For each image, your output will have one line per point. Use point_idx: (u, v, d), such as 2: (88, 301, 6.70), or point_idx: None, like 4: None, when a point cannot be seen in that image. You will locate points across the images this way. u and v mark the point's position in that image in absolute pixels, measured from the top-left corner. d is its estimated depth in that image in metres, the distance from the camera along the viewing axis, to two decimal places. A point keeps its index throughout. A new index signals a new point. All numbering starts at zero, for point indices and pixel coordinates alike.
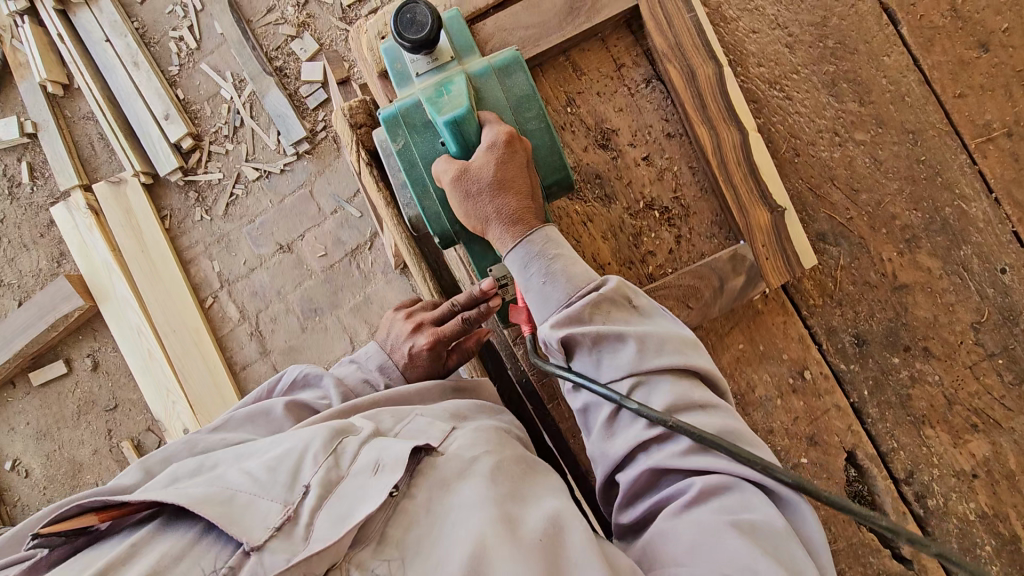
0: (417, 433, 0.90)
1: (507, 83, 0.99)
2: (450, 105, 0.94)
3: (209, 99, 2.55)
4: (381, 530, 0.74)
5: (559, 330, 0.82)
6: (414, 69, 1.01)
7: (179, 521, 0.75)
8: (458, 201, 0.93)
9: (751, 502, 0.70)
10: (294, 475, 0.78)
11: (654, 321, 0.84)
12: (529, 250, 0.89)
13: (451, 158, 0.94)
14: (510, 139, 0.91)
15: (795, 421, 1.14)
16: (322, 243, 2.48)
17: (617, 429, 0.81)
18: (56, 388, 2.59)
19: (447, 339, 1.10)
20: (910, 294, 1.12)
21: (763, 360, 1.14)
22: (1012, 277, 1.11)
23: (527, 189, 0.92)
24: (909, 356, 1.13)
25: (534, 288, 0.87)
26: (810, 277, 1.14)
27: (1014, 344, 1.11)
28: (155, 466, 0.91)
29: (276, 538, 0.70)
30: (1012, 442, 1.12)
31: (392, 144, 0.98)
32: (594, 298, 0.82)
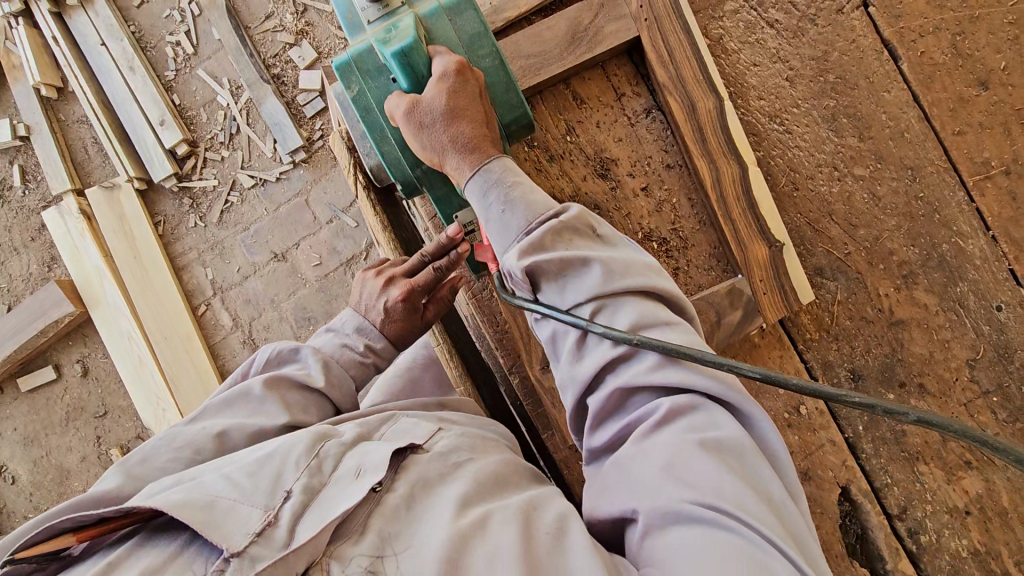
0: (403, 434, 0.88)
1: (457, 21, 0.98)
2: (398, 38, 0.93)
3: (205, 104, 2.53)
4: (363, 522, 0.71)
5: (523, 259, 0.79)
6: (365, 17, 0.99)
7: (158, 538, 0.73)
8: (412, 134, 0.92)
9: (720, 419, 0.68)
10: (276, 480, 0.75)
11: (617, 249, 0.81)
12: (487, 178, 0.88)
13: (403, 93, 0.94)
14: (460, 68, 0.92)
15: (790, 454, 1.14)
16: (317, 252, 2.48)
17: (586, 352, 0.77)
18: (45, 393, 2.57)
19: (422, 287, 1.08)
20: (906, 330, 1.12)
21: (760, 393, 1.13)
22: (1008, 314, 1.11)
23: (481, 117, 0.92)
24: (905, 392, 1.12)
25: (493, 218, 0.86)
26: (807, 311, 1.14)
27: (1009, 382, 1.11)
28: (134, 468, 0.85)
29: (257, 544, 0.67)
30: (1006, 479, 1.12)
31: (346, 90, 1.00)
32: (555, 225, 0.80)
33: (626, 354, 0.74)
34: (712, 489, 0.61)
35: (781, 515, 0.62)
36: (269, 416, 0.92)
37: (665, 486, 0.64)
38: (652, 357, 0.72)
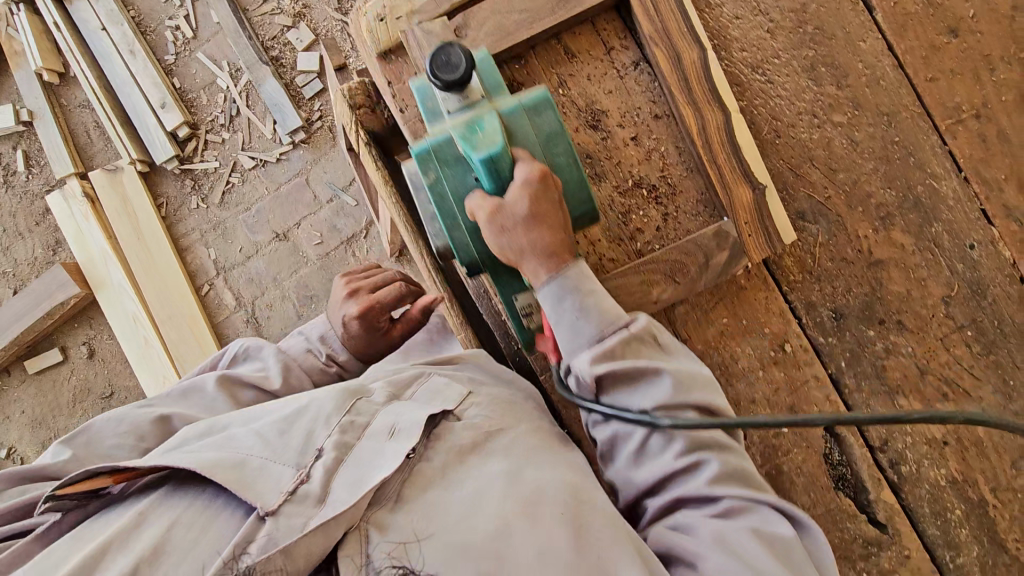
0: (432, 396, 1.03)
1: (537, 120, 1.01)
2: (484, 142, 0.95)
3: (205, 87, 2.67)
4: (396, 490, 0.87)
5: (596, 368, 0.95)
6: (446, 107, 1.02)
7: (181, 490, 0.88)
8: (492, 236, 0.97)
9: (773, 514, 0.88)
10: (304, 442, 0.92)
11: (675, 358, 1.00)
12: (564, 284, 0.98)
13: (485, 194, 0.98)
14: (543, 175, 0.96)
15: (776, 391, 1.19)
16: (318, 231, 2.62)
17: (644, 459, 0.96)
18: (51, 375, 2.73)
19: (376, 308, 1.29)
20: (885, 270, 1.18)
21: (746, 333, 1.19)
22: (980, 253, 1.17)
23: (561, 225, 0.99)
24: (884, 328, 1.18)
25: (566, 320, 0.98)
26: (790, 253, 1.19)
27: (982, 317, 1.17)
28: (79, 446, 1.03)
29: (290, 503, 0.82)
30: (981, 410, 1.18)
31: (424, 178, 1.00)
32: (625, 336, 0.97)
33: (688, 466, 0.92)
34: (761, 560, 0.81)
35: None
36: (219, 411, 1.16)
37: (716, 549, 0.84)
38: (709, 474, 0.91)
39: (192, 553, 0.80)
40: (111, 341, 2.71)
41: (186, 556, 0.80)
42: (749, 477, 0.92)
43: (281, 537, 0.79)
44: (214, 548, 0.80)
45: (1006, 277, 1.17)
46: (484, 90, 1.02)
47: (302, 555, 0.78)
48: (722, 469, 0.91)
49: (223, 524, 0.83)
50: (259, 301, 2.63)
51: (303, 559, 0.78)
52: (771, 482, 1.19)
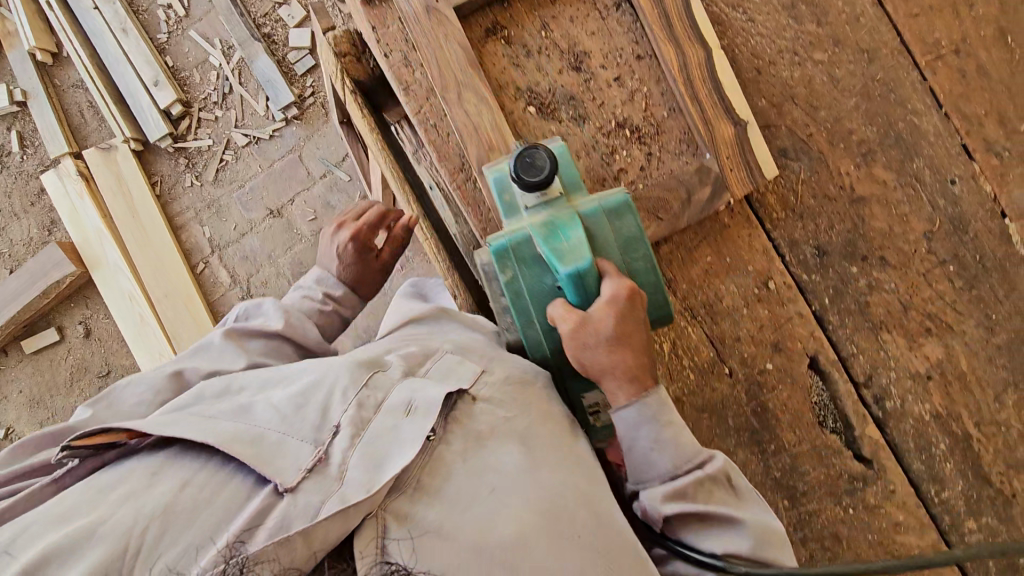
0: (446, 374, 1.02)
1: (617, 223, 1.04)
2: (571, 255, 0.98)
3: (198, 65, 2.68)
4: (416, 479, 0.86)
5: (667, 504, 0.92)
6: (523, 202, 1.06)
7: (188, 454, 0.85)
8: (572, 348, 0.97)
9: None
10: (324, 415, 0.90)
11: (748, 507, 0.93)
12: (641, 411, 0.94)
13: (568, 305, 0.99)
14: (630, 293, 0.97)
15: (761, 328, 1.20)
16: (312, 206, 2.62)
17: None
18: (49, 355, 2.74)
19: (365, 230, 1.37)
20: (867, 206, 1.19)
21: (730, 271, 1.20)
22: (961, 188, 1.18)
23: (641, 343, 0.97)
24: (867, 264, 1.19)
25: (639, 447, 0.96)
26: (772, 191, 1.21)
27: (964, 252, 1.18)
28: (100, 409, 1.04)
29: (309, 480, 0.82)
30: (963, 344, 1.19)
31: (501, 275, 1.04)
32: (700, 478, 0.92)
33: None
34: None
35: None
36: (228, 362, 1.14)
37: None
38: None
39: (203, 515, 0.77)
40: (107, 320, 2.72)
41: (198, 519, 0.77)
42: None
43: (295, 517, 0.77)
44: (224, 516, 0.78)
45: (988, 213, 1.18)
46: (563, 189, 1.06)
47: (319, 539, 0.76)
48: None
49: (232, 491, 0.80)
50: (254, 277, 2.65)
51: (320, 543, 0.76)
52: (756, 418, 1.21)
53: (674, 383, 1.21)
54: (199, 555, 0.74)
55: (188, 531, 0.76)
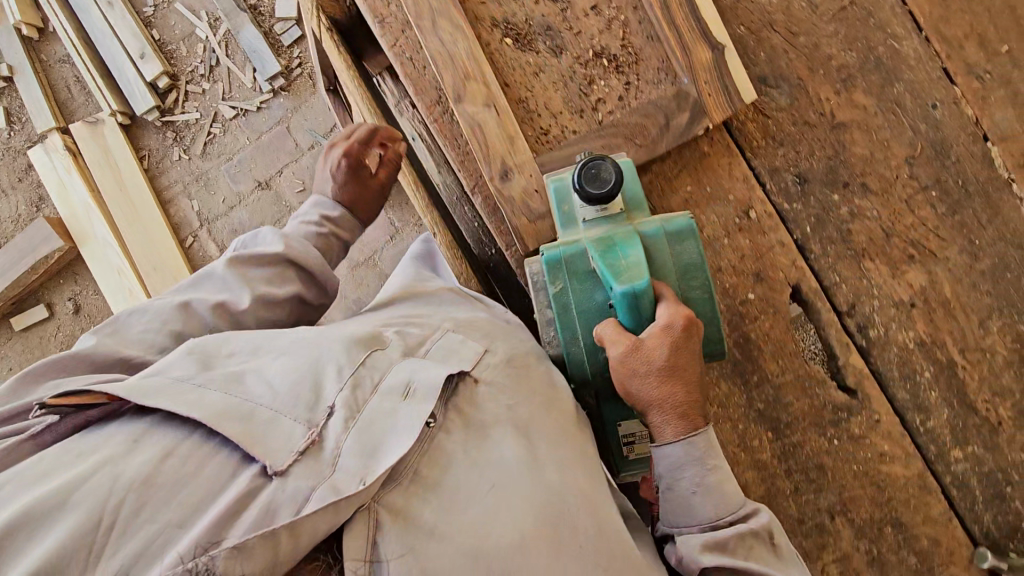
0: (447, 354, 0.96)
1: (678, 248, 1.01)
2: (628, 273, 0.94)
3: (185, 38, 2.67)
4: (413, 468, 0.81)
5: (705, 552, 0.85)
6: (583, 214, 1.06)
7: (170, 422, 0.78)
8: (618, 373, 0.93)
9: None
10: (319, 394, 0.84)
11: (792, 571, 0.86)
12: (684, 452, 0.89)
13: (619, 327, 0.96)
14: (687, 323, 0.91)
15: (742, 259, 1.19)
16: (300, 178, 2.61)
17: None
18: (37, 332, 2.70)
19: (359, 149, 1.33)
20: (848, 132, 1.18)
21: (710, 201, 1.19)
22: (942, 112, 1.17)
23: (694, 380, 0.92)
24: (849, 191, 1.18)
25: (682, 489, 0.90)
26: (752, 119, 1.20)
27: (946, 177, 1.17)
28: (105, 335, 0.97)
29: (301, 464, 0.76)
30: (947, 271, 1.17)
31: (551, 286, 1.03)
32: (742, 531, 0.86)
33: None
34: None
35: None
36: (232, 290, 1.06)
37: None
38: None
39: (185, 492, 0.71)
40: (95, 296, 2.69)
41: (180, 497, 0.70)
42: None
43: (284, 504, 0.72)
44: (208, 495, 0.71)
45: (969, 136, 1.17)
46: (625, 206, 1.05)
47: (307, 532, 0.70)
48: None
49: (217, 466, 0.74)
50: None
51: (307, 536, 0.70)
52: (739, 350, 1.19)
53: None
54: (177, 536, 0.67)
55: (167, 507, 0.69)
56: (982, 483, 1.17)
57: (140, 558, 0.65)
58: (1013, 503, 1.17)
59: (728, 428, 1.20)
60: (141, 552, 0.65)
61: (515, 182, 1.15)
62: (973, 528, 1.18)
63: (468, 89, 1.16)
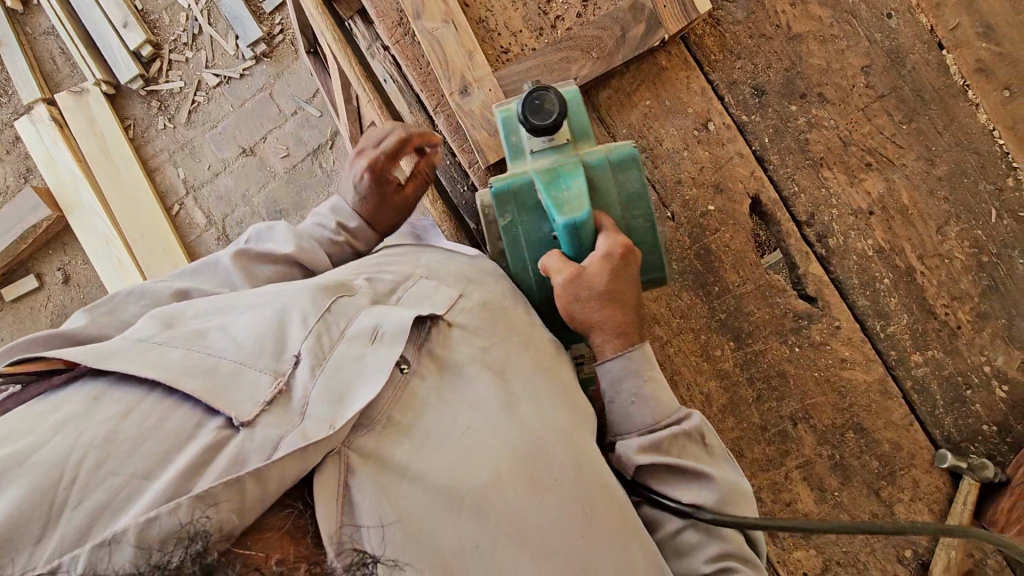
0: (419, 299, 0.91)
1: (621, 177, 0.99)
2: (571, 204, 0.93)
3: (167, 8, 2.69)
4: (386, 414, 0.75)
5: (641, 456, 0.85)
6: (529, 145, 1.01)
7: (126, 382, 0.70)
8: (564, 300, 0.92)
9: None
10: (283, 344, 0.78)
11: (724, 464, 0.87)
12: (625, 366, 0.89)
13: (564, 257, 0.94)
14: (625, 249, 0.91)
15: (701, 170, 1.21)
16: (284, 143, 2.63)
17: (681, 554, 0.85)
18: (29, 302, 2.73)
19: (385, 160, 1.12)
20: (804, 43, 1.19)
21: (669, 114, 1.21)
22: (898, 22, 1.18)
23: (633, 302, 0.92)
24: (806, 102, 1.20)
25: (619, 401, 0.89)
26: (709, 34, 1.21)
27: (903, 86, 1.18)
28: (100, 316, 0.91)
29: (268, 414, 0.69)
30: (904, 178, 1.19)
31: (500, 219, 0.99)
32: (677, 434, 0.85)
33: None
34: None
35: None
36: (234, 288, 1.00)
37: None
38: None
39: (150, 443, 0.64)
40: (86, 265, 2.72)
41: (145, 452, 0.64)
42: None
43: (251, 454, 0.65)
44: (175, 444, 0.65)
45: (925, 44, 1.18)
46: (572, 135, 1.00)
47: (274, 479, 0.63)
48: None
49: (181, 419, 0.67)
50: (228, 217, 2.65)
51: (276, 481, 0.63)
52: (701, 261, 1.22)
53: None
54: (143, 488, 0.61)
55: (132, 460, 0.63)
56: (943, 387, 1.19)
57: (105, 512, 0.58)
58: (974, 407, 1.19)
59: (690, 338, 1.23)
60: (105, 505, 0.59)
61: (474, 97, 1.17)
62: (934, 432, 1.20)
63: (426, 6, 1.19)
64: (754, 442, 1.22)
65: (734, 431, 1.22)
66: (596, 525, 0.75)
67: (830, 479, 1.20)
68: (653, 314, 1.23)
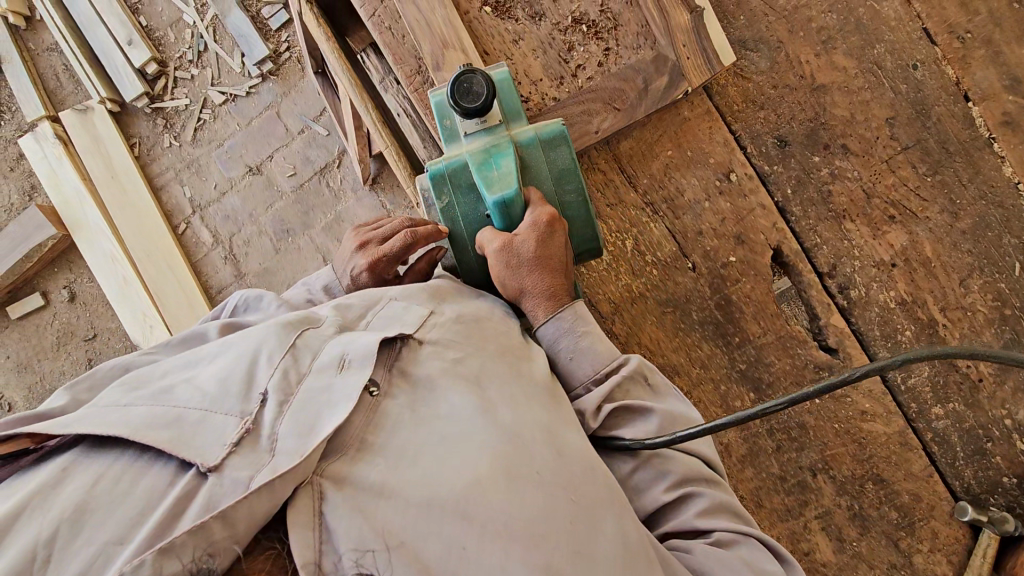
0: (392, 321, 0.97)
1: (551, 155, 1.08)
2: (500, 183, 1.04)
3: (172, 24, 2.67)
4: (360, 437, 0.79)
5: (588, 407, 0.94)
6: (464, 129, 1.09)
7: (98, 450, 0.72)
8: (500, 268, 1.03)
9: (760, 556, 0.82)
10: (247, 385, 0.80)
11: (668, 401, 0.97)
12: (559, 325, 1.00)
13: (496, 231, 1.06)
14: (551, 219, 1.03)
15: (722, 222, 1.20)
16: (291, 162, 2.61)
17: (637, 488, 0.92)
18: (35, 320, 2.71)
19: (385, 262, 1.16)
20: (828, 94, 1.19)
21: (691, 164, 1.21)
22: (923, 72, 1.17)
23: (562, 266, 1.04)
24: (829, 153, 1.19)
25: (561, 359, 1.00)
26: (732, 83, 1.21)
27: (928, 138, 1.18)
28: (82, 392, 0.94)
29: (236, 456, 0.72)
30: (928, 232, 1.18)
31: (438, 201, 1.08)
32: (618, 379, 0.95)
33: (676, 500, 0.89)
34: None
35: None
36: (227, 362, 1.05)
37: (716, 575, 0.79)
38: (700, 504, 0.87)
39: (122, 508, 0.67)
40: (90, 283, 2.70)
41: (116, 517, 0.66)
42: (738, 512, 0.89)
43: (223, 497, 0.68)
44: (147, 502, 0.68)
45: (950, 96, 1.17)
46: (503, 117, 1.08)
47: (242, 520, 0.66)
48: (712, 503, 0.86)
49: (152, 480, 0.70)
50: (235, 236, 2.63)
51: (245, 522, 0.67)
52: (721, 310, 1.21)
53: (638, 280, 1.23)
54: (118, 552, 0.64)
55: (106, 526, 0.65)
56: (963, 439, 1.20)
57: None
58: (994, 459, 1.19)
59: (710, 388, 1.21)
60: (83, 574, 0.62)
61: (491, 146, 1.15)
62: (954, 483, 1.20)
63: (446, 57, 1.18)
64: (775, 493, 1.22)
65: (753, 482, 1.22)
66: (583, 512, 0.78)
67: (848, 529, 1.20)
68: (673, 364, 1.22)
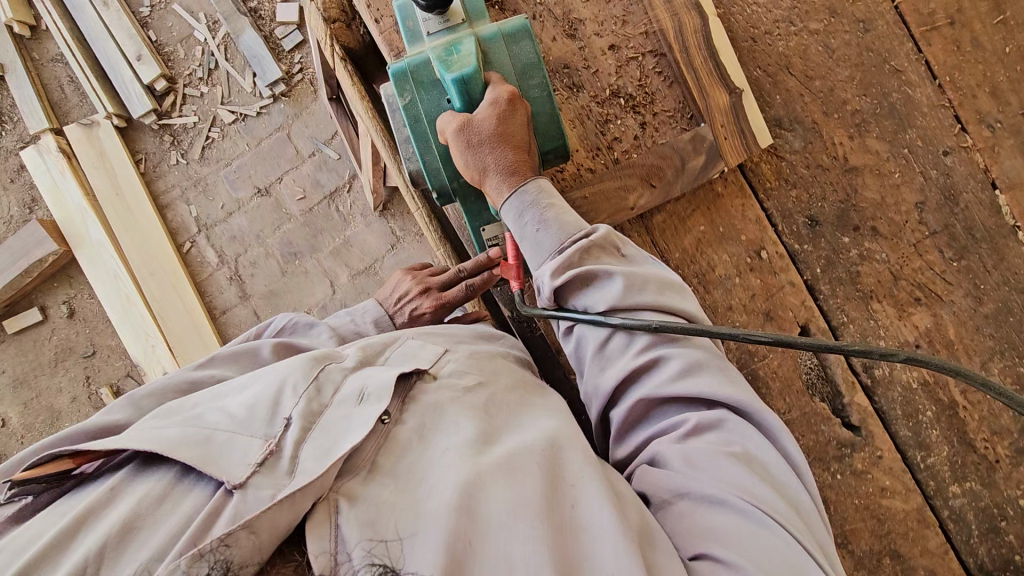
0: (409, 358, 0.99)
1: (514, 48, 1.07)
2: (459, 63, 1.03)
3: (182, 41, 2.64)
4: (371, 458, 0.80)
5: (556, 275, 0.95)
6: (426, 28, 1.09)
7: (146, 470, 0.77)
8: (460, 150, 1.02)
9: (738, 427, 0.83)
10: (272, 411, 0.83)
11: (639, 266, 0.97)
12: (523, 200, 1.01)
13: (456, 113, 1.04)
14: (512, 97, 1.02)
15: (752, 297, 1.21)
16: (300, 185, 2.58)
17: (608, 362, 0.94)
18: (31, 335, 2.64)
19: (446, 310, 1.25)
20: (859, 175, 1.21)
21: (723, 241, 1.22)
22: (953, 159, 1.21)
23: (526, 146, 1.03)
24: (859, 235, 1.21)
25: (528, 233, 1.00)
26: (765, 160, 1.23)
27: (955, 224, 1.20)
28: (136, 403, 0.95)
29: (258, 475, 0.73)
30: (953, 314, 1.19)
31: (400, 97, 1.07)
32: (585, 244, 0.96)
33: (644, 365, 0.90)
34: (710, 471, 0.79)
35: (784, 490, 0.78)
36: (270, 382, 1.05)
37: (698, 472, 0.80)
38: (672, 367, 0.88)
39: (163, 527, 0.70)
40: (90, 299, 2.64)
41: (156, 534, 0.69)
42: (712, 363, 0.89)
43: (249, 509, 0.70)
44: (184, 522, 0.71)
45: (979, 184, 1.20)
46: (466, 15, 1.09)
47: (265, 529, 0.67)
48: (683, 365, 0.88)
49: (192, 500, 0.73)
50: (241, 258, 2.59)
51: (267, 533, 0.68)
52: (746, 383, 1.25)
53: None
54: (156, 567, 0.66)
55: (146, 545, 0.68)
56: (978, 517, 1.22)
57: None
58: (1007, 537, 1.21)
59: None
60: None
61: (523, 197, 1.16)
62: (968, 560, 1.21)
63: None
64: None
65: None
66: (597, 504, 0.77)
67: None
68: None
